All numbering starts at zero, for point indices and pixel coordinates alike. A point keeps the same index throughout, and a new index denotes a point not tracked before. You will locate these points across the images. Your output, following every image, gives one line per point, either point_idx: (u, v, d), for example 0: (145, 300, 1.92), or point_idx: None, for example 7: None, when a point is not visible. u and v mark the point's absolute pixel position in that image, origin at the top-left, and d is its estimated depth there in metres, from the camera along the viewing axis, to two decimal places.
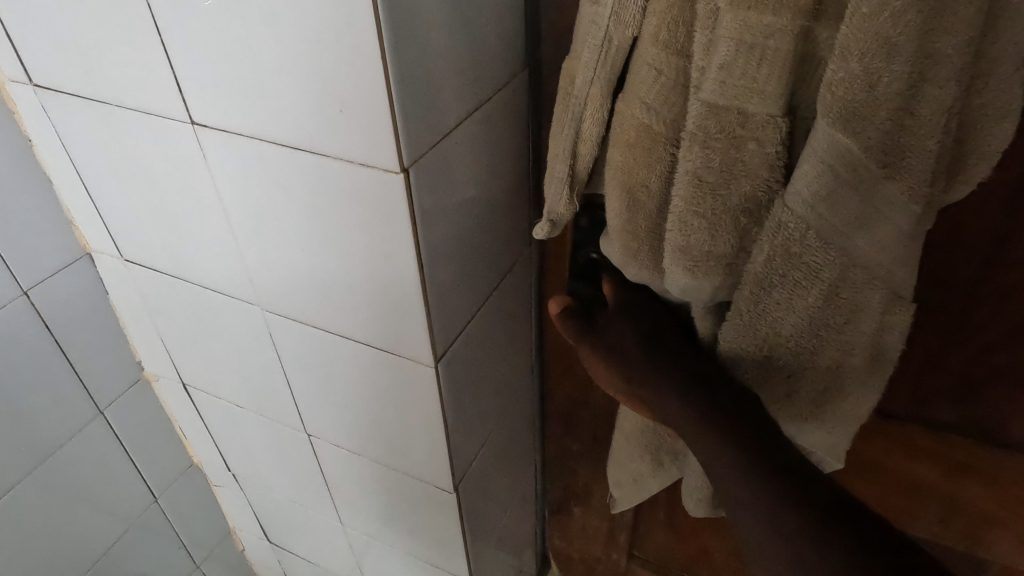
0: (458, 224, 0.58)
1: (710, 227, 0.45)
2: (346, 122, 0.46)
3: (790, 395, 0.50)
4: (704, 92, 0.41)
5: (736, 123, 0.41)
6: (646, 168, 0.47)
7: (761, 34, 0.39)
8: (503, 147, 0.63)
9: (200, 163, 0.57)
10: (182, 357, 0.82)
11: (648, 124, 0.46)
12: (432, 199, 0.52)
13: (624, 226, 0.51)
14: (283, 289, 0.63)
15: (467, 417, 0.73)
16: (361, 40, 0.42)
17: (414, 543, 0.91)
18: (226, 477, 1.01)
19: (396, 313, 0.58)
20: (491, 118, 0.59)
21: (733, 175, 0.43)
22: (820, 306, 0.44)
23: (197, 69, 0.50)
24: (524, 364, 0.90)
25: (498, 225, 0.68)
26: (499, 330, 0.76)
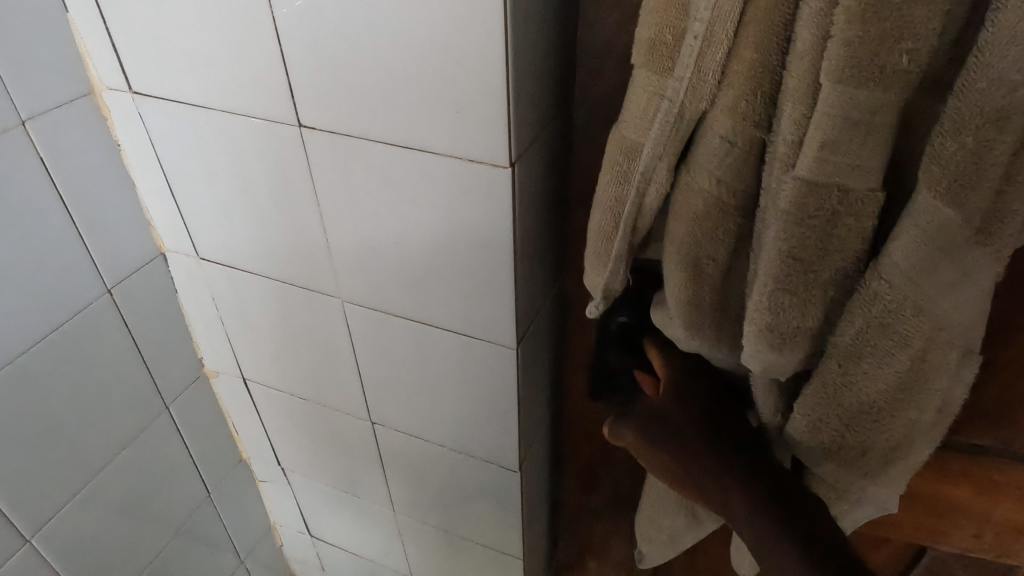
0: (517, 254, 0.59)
1: (799, 305, 0.42)
2: (461, 120, 0.52)
3: (860, 462, 0.47)
4: (800, 170, 0.38)
5: (835, 199, 0.38)
6: (711, 242, 0.44)
7: (865, 110, 0.35)
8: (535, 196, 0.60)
9: (302, 161, 0.62)
10: (247, 353, 0.86)
11: (716, 196, 0.43)
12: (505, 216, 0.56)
13: (684, 301, 0.48)
14: (371, 279, 0.68)
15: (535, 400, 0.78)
16: (486, 46, 0.47)
17: (465, 532, 0.95)
18: (274, 471, 1.05)
19: (487, 297, 0.63)
20: (526, 171, 0.56)
21: (826, 251, 0.40)
22: (907, 374, 0.42)
23: (316, 75, 0.55)
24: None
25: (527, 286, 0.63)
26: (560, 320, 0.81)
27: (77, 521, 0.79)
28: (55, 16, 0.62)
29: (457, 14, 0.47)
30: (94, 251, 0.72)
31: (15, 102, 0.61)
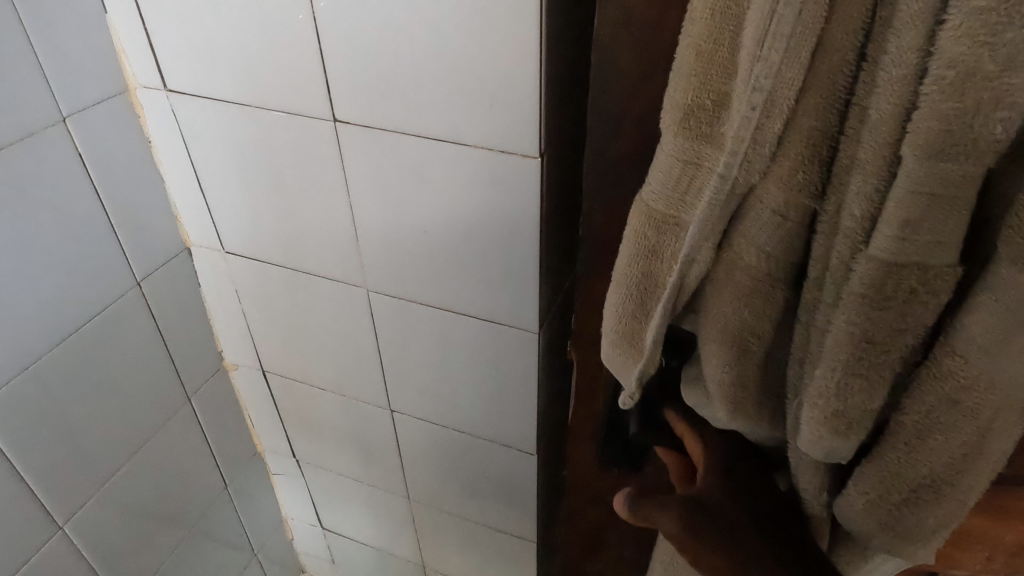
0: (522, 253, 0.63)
1: (868, 386, 0.40)
2: (494, 114, 0.55)
3: (915, 535, 0.45)
4: (874, 249, 0.36)
5: (914, 279, 0.36)
6: (759, 314, 0.43)
7: (947, 186, 0.33)
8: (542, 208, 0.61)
9: (335, 156, 0.65)
10: (267, 345, 0.89)
11: (765, 270, 0.42)
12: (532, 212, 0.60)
13: (730, 377, 0.47)
14: (396, 271, 0.71)
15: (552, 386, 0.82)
16: (522, 45, 0.51)
17: (477, 519, 0.98)
18: (289, 463, 1.08)
19: (511, 285, 0.66)
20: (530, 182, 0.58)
21: (896, 330, 0.38)
22: (974, 446, 0.40)
23: (354, 72, 0.58)
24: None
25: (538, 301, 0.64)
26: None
27: (104, 511, 0.81)
28: (96, 17, 0.65)
29: (495, 15, 0.50)
30: (125, 244, 0.74)
31: (57, 100, 0.64)
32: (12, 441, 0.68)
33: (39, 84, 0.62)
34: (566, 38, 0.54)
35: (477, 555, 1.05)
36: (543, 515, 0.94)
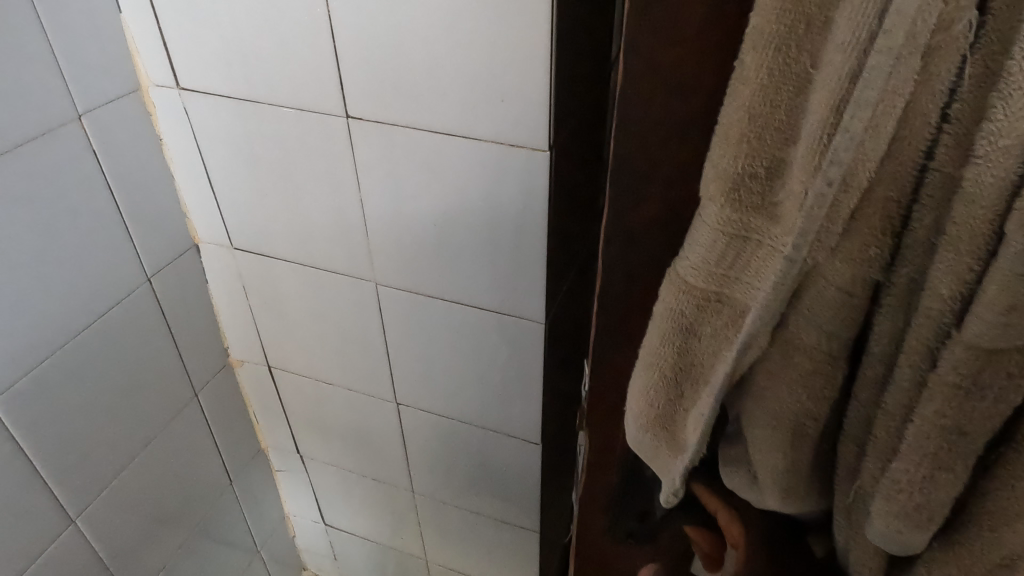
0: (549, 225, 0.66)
1: (946, 477, 0.36)
2: (505, 109, 0.57)
3: None
4: (966, 335, 0.32)
5: (1007, 366, 0.32)
6: (817, 392, 0.40)
7: None
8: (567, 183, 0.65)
9: (346, 151, 0.66)
10: (274, 340, 0.90)
11: (826, 348, 0.38)
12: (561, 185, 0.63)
13: (782, 454, 0.43)
14: (405, 264, 0.73)
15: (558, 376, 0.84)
16: (533, 41, 0.53)
17: (481, 511, 0.99)
18: (292, 459, 1.09)
19: (519, 275, 0.68)
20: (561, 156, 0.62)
21: (983, 417, 0.34)
22: None
23: (368, 69, 0.60)
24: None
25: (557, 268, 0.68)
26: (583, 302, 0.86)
27: (114, 503, 0.82)
28: (111, 17, 0.67)
29: (507, 12, 0.52)
30: (136, 240, 0.76)
31: (72, 97, 0.65)
32: (27, 431, 0.69)
33: (55, 81, 0.63)
34: (576, 35, 0.56)
35: (481, 547, 1.06)
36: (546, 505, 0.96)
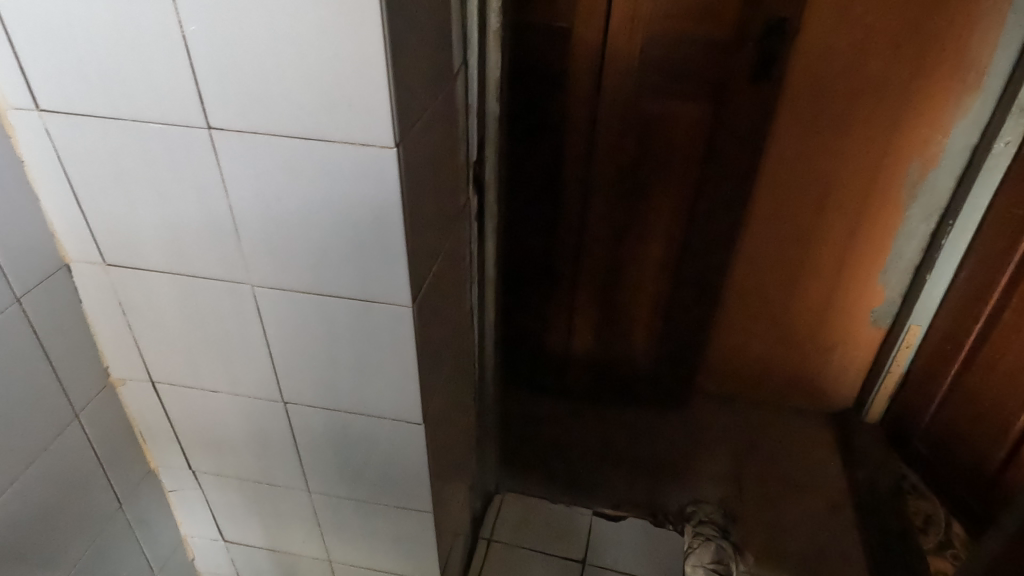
0: (432, 183, 0.79)
1: None
2: (352, 113, 0.65)
3: None
4: None
5: None
6: None
7: None
8: (435, 148, 0.79)
9: (211, 161, 0.72)
10: (155, 354, 0.92)
11: None
12: (430, 146, 0.77)
13: None
14: (278, 264, 0.78)
15: (433, 358, 0.91)
16: (371, 53, 0.61)
17: (374, 501, 1.04)
18: (185, 477, 1.10)
19: (382, 264, 0.75)
20: (432, 122, 0.76)
21: None
22: None
23: (223, 84, 0.66)
24: (467, 322, 1.09)
25: (435, 213, 0.82)
26: (451, 290, 0.95)
27: None
28: None
29: (346, 27, 0.61)
30: (2, 260, 0.77)
31: None
32: None
33: None
34: (404, 43, 0.65)
35: (380, 539, 1.11)
36: (434, 484, 1.02)
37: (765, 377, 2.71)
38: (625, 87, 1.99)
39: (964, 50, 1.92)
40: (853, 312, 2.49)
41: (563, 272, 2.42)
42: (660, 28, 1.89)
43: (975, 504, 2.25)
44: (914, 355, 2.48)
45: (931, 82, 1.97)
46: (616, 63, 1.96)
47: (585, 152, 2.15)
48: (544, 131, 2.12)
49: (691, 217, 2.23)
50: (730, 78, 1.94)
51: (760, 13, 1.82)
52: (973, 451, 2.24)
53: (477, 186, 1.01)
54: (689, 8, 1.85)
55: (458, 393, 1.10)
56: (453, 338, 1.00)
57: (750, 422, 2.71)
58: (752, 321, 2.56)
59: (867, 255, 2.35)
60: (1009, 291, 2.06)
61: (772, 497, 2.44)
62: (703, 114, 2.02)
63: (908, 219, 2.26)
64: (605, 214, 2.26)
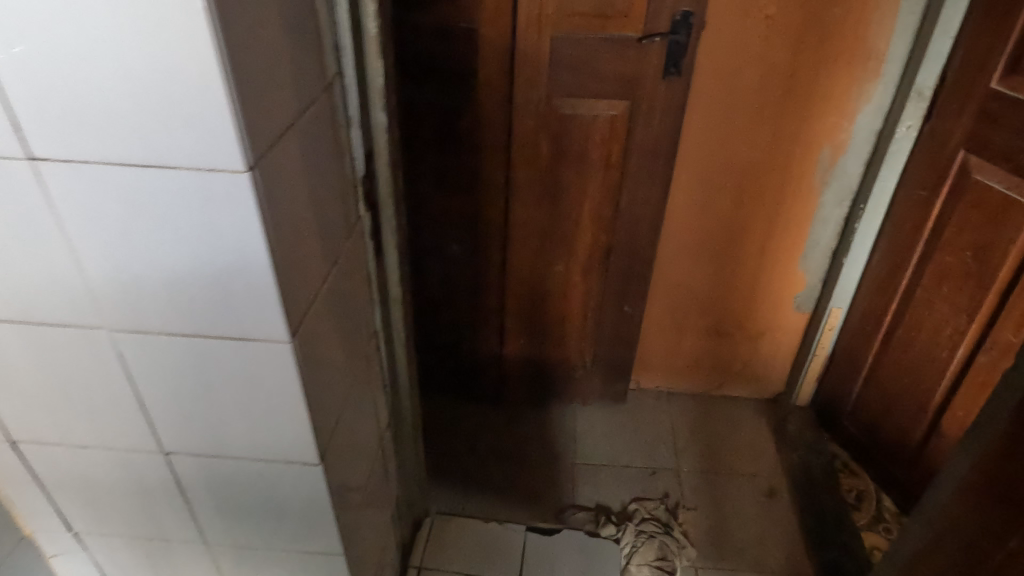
0: (306, 205, 0.73)
1: None
2: (194, 135, 0.58)
3: None
4: None
5: None
6: None
7: None
8: (308, 167, 0.72)
9: (39, 197, 0.63)
10: (9, 412, 0.82)
11: None
12: (298, 165, 0.70)
13: None
14: (135, 306, 0.70)
15: (328, 390, 0.84)
16: (206, 68, 0.55)
17: (279, 547, 0.96)
18: (66, 539, 1.00)
19: (250, 300, 0.68)
20: (299, 139, 0.70)
21: None
22: None
23: (39, 109, 0.58)
24: (371, 346, 1.02)
25: (314, 237, 0.75)
26: (346, 315, 0.88)
27: None
28: None
29: (174, 40, 0.54)
30: None
31: None
32: None
33: None
34: (250, 55, 0.59)
35: None
36: (344, 523, 0.95)
37: (699, 367, 2.75)
38: (537, 87, 1.96)
39: (863, 39, 1.97)
40: (777, 298, 2.54)
41: (491, 278, 2.38)
42: (567, 26, 1.86)
43: (903, 479, 2.32)
44: (837, 337, 2.54)
45: (835, 70, 2.03)
46: (526, 63, 1.92)
47: (502, 156, 2.11)
48: (459, 136, 2.08)
49: (615, 215, 2.21)
50: (641, 74, 1.93)
51: (665, 7, 1.82)
52: (897, 426, 2.32)
53: (370, 202, 0.94)
54: (595, 5, 1.83)
55: (368, 422, 1.03)
56: (353, 366, 0.93)
57: (688, 417, 2.73)
58: (682, 311, 2.60)
59: (788, 242, 2.40)
60: (921, 270, 2.12)
61: (711, 488, 2.46)
62: (617, 111, 2.01)
63: (823, 206, 2.31)
64: (526, 216, 2.22)
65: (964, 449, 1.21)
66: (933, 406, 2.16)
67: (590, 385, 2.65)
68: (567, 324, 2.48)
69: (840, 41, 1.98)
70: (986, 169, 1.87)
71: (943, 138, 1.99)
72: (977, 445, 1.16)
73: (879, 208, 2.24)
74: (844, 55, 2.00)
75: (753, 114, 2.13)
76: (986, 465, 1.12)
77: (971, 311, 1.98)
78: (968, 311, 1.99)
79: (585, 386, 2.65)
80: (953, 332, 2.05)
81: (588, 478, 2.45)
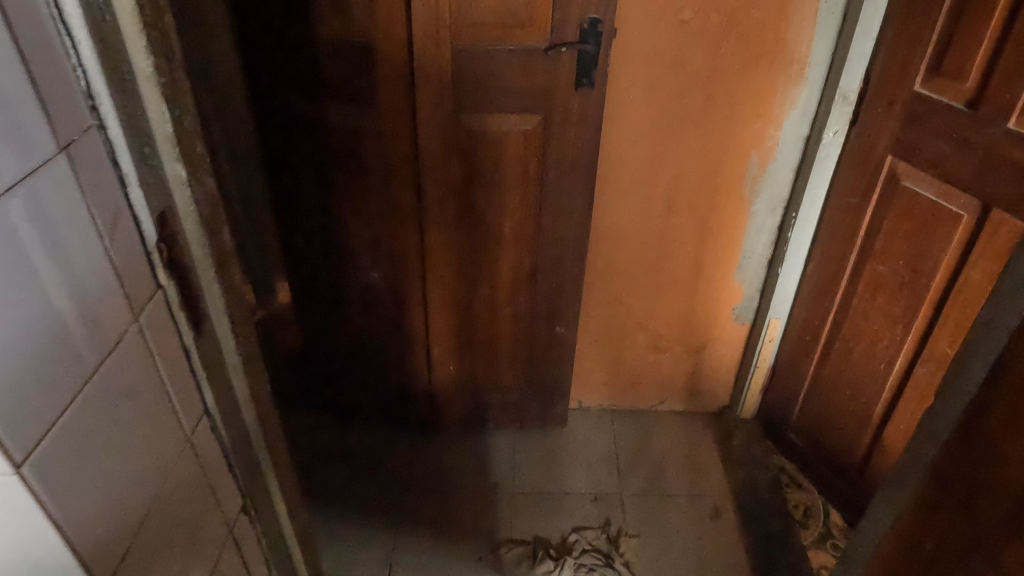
0: (35, 299, 0.59)
1: None
2: None
3: None
4: None
5: None
6: None
7: None
8: (32, 253, 0.58)
9: None
10: None
11: None
12: (10, 253, 0.56)
13: None
14: None
15: (94, 495, 0.68)
16: None
17: None
18: None
19: None
20: (11, 220, 0.56)
21: None
22: None
23: None
24: (198, 428, 0.87)
25: (55, 333, 0.61)
26: (131, 403, 0.73)
27: None
28: None
29: None
30: None
31: None
32: None
33: None
34: None
35: None
36: None
37: (642, 383, 2.64)
38: (441, 103, 1.83)
39: (784, 41, 1.88)
40: (714, 311, 2.44)
41: (413, 303, 2.25)
42: (468, 37, 1.74)
43: (848, 492, 2.24)
44: (777, 348, 2.45)
45: (756, 75, 1.94)
46: (427, 77, 1.79)
47: (411, 177, 1.98)
48: (365, 156, 1.94)
49: (537, 233, 2.09)
50: (552, 87, 1.81)
51: (571, 14, 1.70)
52: (840, 439, 2.23)
53: (180, 269, 0.80)
54: (497, 13, 1.71)
55: (199, 515, 0.89)
56: (155, 459, 0.78)
57: (630, 435, 2.62)
58: (619, 327, 2.48)
59: (721, 254, 2.31)
60: (854, 279, 2.04)
61: (654, 512, 2.35)
62: (530, 126, 1.88)
63: (754, 215, 2.22)
64: (442, 238, 2.09)
65: (904, 470, 0.98)
66: (874, 420, 2.07)
67: (527, 410, 2.53)
68: (497, 348, 2.36)
69: (760, 45, 1.89)
70: (914, 175, 1.79)
71: (869, 142, 1.91)
72: (916, 464, 0.95)
73: (812, 215, 2.15)
74: (766, 59, 1.91)
75: (676, 124, 2.02)
76: (931, 488, 0.91)
77: (906, 322, 1.90)
78: (903, 322, 1.90)
79: (521, 410, 2.52)
80: (889, 343, 1.96)
81: (526, 508, 2.32)
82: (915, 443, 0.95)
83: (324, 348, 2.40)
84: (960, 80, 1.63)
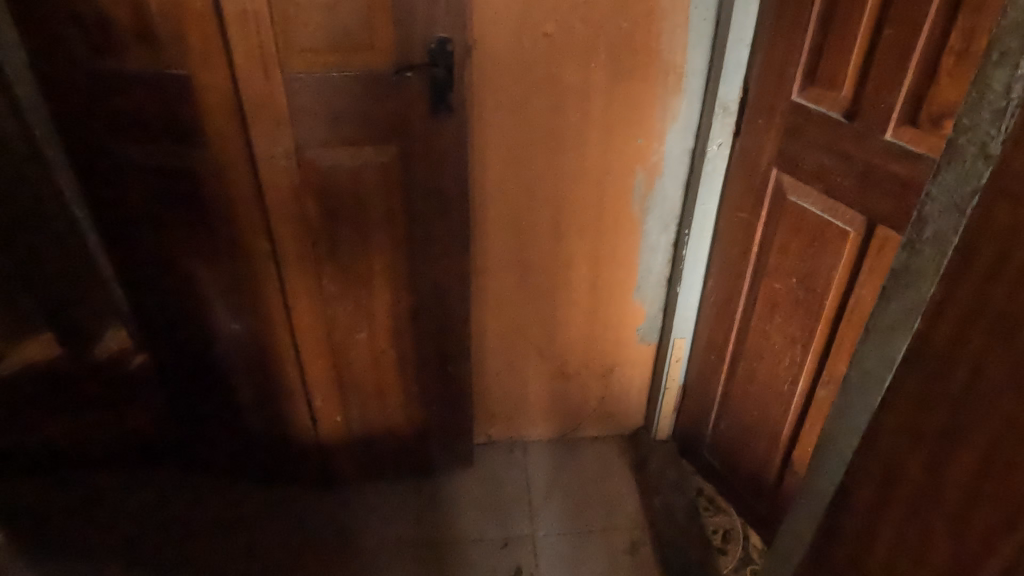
0: None
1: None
2: None
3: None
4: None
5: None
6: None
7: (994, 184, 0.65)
8: None
9: None
10: None
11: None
12: None
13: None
14: None
15: None
16: None
17: None
18: None
19: None
20: None
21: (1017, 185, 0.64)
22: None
23: None
24: None
25: None
26: None
27: None
28: None
29: None
30: None
31: None
32: None
33: None
34: None
35: None
36: None
37: (551, 412, 2.50)
38: (281, 138, 1.63)
39: (656, 51, 1.75)
40: (618, 333, 2.31)
41: (285, 353, 2.03)
42: (301, 65, 1.54)
43: (764, 513, 2.13)
44: (686, 367, 2.34)
45: (631, 88, 1.80)
46: (260, 112, 1.58)
47: (262, 220, 1.77)
48: (206, 201, 1.73)
49: (413, 270, 1.90)
50: (406, 114, 1.63)
51: (414, 35, 1.53)
52: (752, 461, 2.13)
53: None
54: (332, 37, 1.52)
55: None
56: None
57: (544, 467, 2.48)
58: (520, 358, 2.32)
59: (617, 275, 2.17)
60: (751, 297, 1.93)
61: (567, 552, 2.20)
62: (387, 158, 1.70)
63: (647, 233, 2.09)
64: (306, 284, 1.88)
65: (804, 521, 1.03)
66: (783, 441, 1.97)
67: (427, 453, 2.35)
68: (386, 392, 2.17)
69: (632, 56, 1.75)
70: (800, 189, 1.67)
71: (751, 154, 1.80)
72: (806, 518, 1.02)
73: (706, 231, 2.04)
74: (640, 72, 1.78)
75: (552, 146, 1.87)
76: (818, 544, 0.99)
77: (804, 341, 1.79)
78: (801, 342, 1.80)
79: (422, 453, 2.35)
80: (791, 363, 1.86)
81: (429, 563, 2.14)
82: (808, 495, 1.01)
83: (195, 406, 2.17)
84: (835, 89, 1.53)
